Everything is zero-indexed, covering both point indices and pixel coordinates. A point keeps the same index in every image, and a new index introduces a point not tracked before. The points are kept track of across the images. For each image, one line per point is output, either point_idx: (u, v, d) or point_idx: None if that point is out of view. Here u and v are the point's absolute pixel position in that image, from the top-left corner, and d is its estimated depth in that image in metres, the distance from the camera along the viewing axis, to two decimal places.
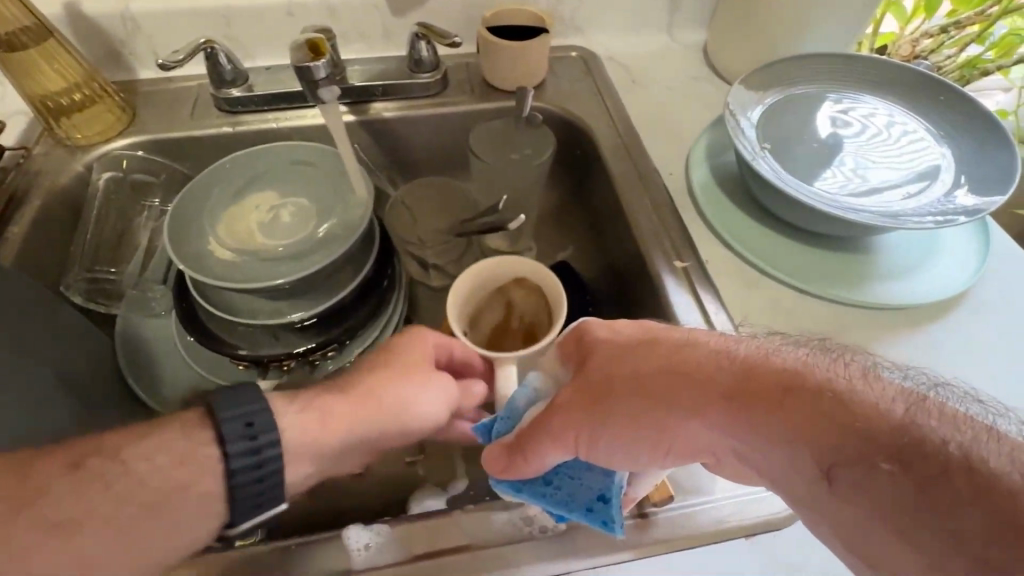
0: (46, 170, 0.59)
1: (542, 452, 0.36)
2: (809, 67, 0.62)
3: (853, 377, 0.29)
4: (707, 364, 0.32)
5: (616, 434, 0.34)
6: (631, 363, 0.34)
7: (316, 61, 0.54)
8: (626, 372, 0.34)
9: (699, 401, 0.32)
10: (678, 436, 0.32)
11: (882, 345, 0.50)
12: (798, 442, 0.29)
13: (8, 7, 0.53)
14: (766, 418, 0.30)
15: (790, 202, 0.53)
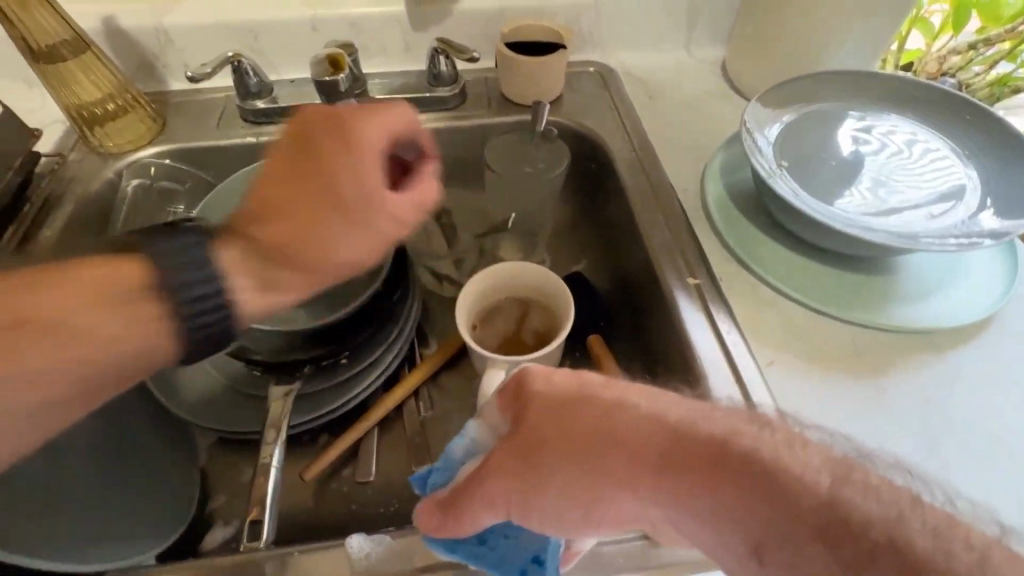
0: (78, 177, 0.61)
1: (478, 510, 0.34)
2: (830, 86, 0.61)
3: (777, 444, 0.29)
4: (635, 431, 0.32)
5: (548, 497, 0.33)
6: (551, 428, 0.33)
7: (336, 77, 0.56)
8: (559, 433, 0.33)
9: (629, 473, 0.31)
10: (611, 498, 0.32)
11: (880, 389, 0.47)
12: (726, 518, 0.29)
13: (46, 20, 0.56)
14: (693, 491, 0.29)
15: (807, 221, 0.52)
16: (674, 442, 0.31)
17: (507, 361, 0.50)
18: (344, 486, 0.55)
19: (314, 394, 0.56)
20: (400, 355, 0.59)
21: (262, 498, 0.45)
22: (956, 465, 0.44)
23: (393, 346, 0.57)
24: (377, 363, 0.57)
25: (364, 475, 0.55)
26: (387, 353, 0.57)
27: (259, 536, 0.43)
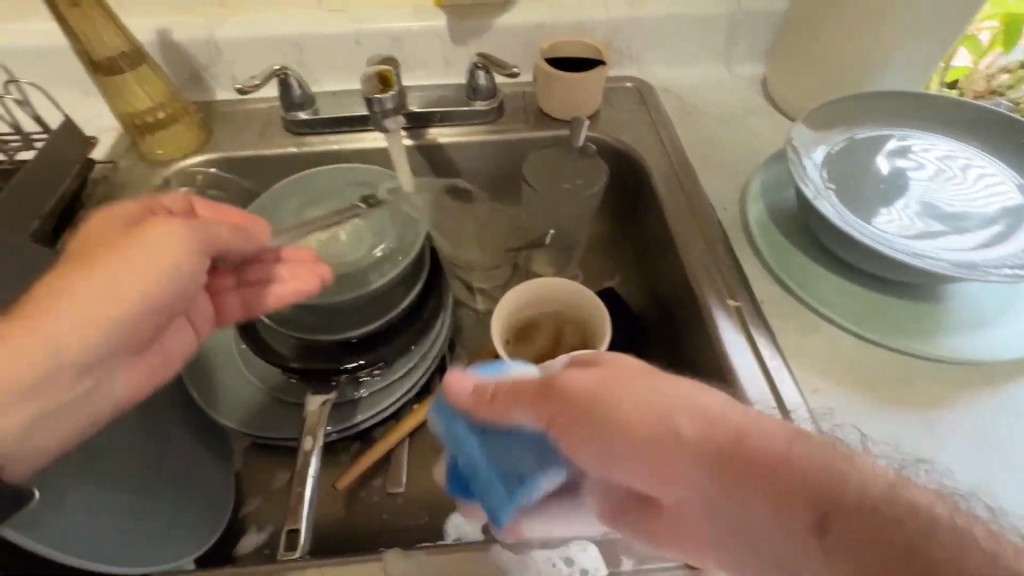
0: (129, 184, 0.63)
1: (520, 406, 0.33)
2: (879, 106, 0.60)
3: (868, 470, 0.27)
4: (718, 420, 0.29)
5: (593, 441, 0.30)
6: (634, 390, 0.31)
7: (384, 94, 0.57)
8: (637, 396, 0.30)
9: (707, 433, 0.28)
10: (665, 472, 0.29)
11: (927, 421, 0.46)
12: (793, 513, 0.26)
13: (110, 36, 0.58)
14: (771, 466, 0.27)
15: (856, 247, 0.51)
16: (766, 440, 0.28)
17: None
18: (373, 496, 0.55)
19: (349, 403, 0.57)
20: (432, 368, 0.59)
21: (298, 504, 0.45)
22: (1014, 503, 0.42)
23: (424, 359, 0.58)
24: (409, 375, 0.58)
25: (394, 486, 0.55)
26: (419, 366, 0.58)
27: (295, 546, 0.43)
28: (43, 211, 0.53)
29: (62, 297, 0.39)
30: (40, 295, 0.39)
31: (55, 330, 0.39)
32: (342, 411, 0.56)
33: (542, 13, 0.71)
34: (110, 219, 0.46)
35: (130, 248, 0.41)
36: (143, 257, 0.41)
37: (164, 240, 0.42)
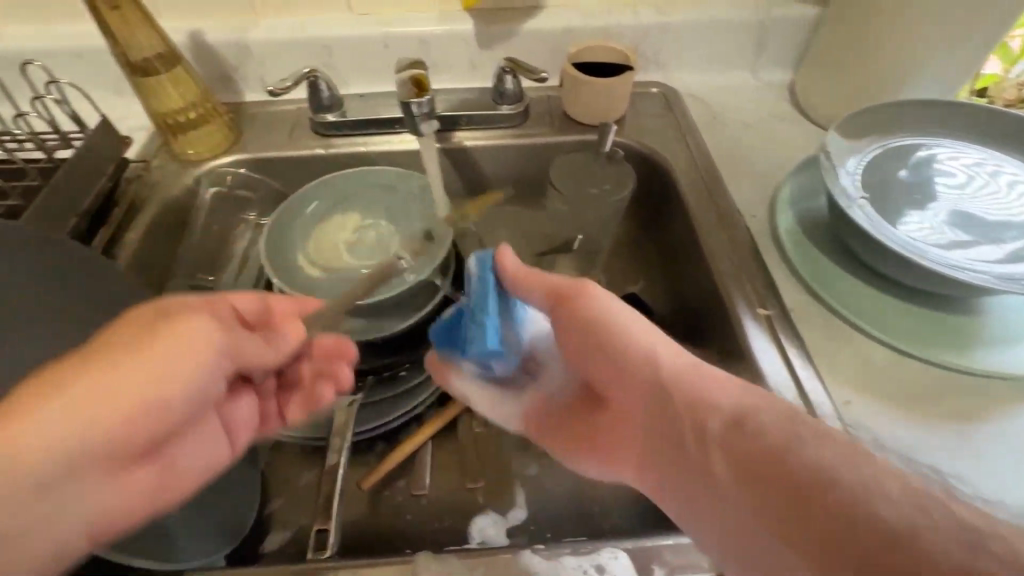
0: (160, 182, 0.64)
1: (539, 301, 0.44)
2: (911, 114, 0.59)
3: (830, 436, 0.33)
4: (683, 358, 0.40)
5: (581, 343, 0.43)
6: (637, 324, 0.42)
7: (420, 98, 0.58)
8: (635, 323, 0.42)
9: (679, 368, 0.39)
10: (623, 378, 0.41)
11: (964, 436, 0.45)
12: (710, 424, 0.37)
13: (145, 38, 0.59)
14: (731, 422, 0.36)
15: (891, 258, 0.50)
16: (718, 382, 0.38)
17: None
18: (396, 497, 0.55)
19: (374, 404, 0.57)
20: None
21: (328, 504, 0.46)
22: None
23: None
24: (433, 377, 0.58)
25: (418, 488, 0.55)
26: None
27: (325, 546, 0.44)
28: (79, 210, 0.54)
29: (65, 388, 0.33)
30: (44, 382, 0.33)
31: (45, 438, 0.31)
32: (367, 412, 0.56)
33: (570, 18, 0.71)
34: (173, 303, 0.39)
35: (177, 348, 0.36)
36: (186, 362, 0.37)
37: (212, 347, 0.38)
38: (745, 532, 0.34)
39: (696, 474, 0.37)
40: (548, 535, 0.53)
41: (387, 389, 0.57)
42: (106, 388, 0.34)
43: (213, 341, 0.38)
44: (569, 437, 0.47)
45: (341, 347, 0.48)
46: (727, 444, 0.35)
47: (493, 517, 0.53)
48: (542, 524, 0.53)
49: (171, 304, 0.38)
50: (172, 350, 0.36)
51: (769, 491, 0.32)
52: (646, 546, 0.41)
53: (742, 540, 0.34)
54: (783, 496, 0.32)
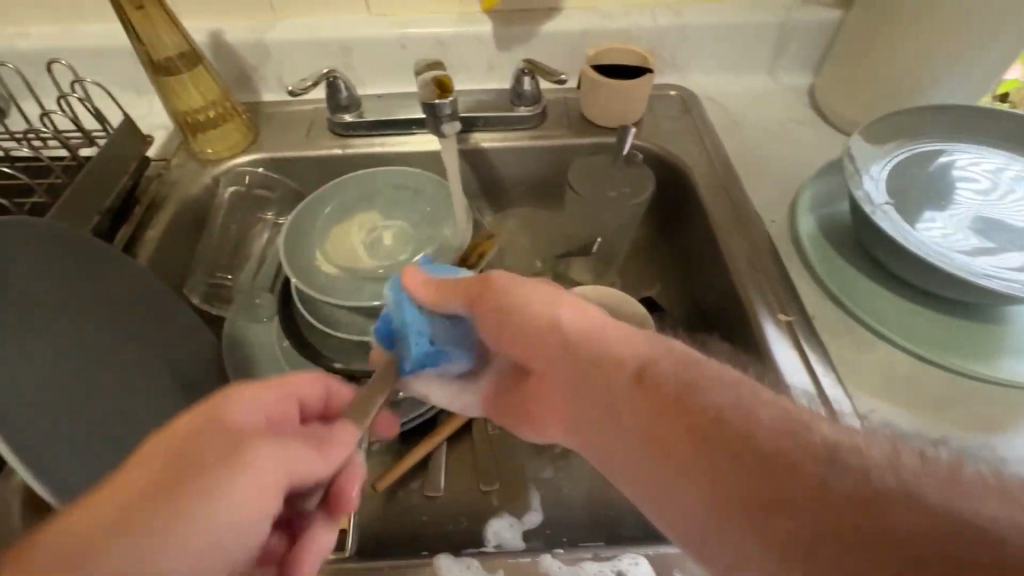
0: (179, 181, 0.65)
1: (456, 297, 0.41)
2: (936, 118, 0.58)
3: (726, 384, 0.32)
4: (587, 318, 0.38)
5: (499, 327, 0.40)
6: (540, 292, 0.39)
7: (444, 99, 0.58)
8: (537, 296, 0.39)
9: (625, 360, 0.35)
10: (540, 352, 0.39)
11: (991, 447, 0.44)
12: (620, 387, 0.35)
13: (168, 37, 0.59)
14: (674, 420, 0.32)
15: (917, 264, 0.49)
16: (627, 340, 0.36)
17: None
18: (411, 498, 0.54)
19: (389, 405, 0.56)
20: None
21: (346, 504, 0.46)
22: None
23: None
24: None
25: (433, 489, 0.54)
26: None
27: (343, 546, 0.44)
28: (101, 209, 0.55)
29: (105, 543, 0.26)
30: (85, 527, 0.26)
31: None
32: None
33: (588, 20, 0.71)
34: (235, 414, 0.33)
35: (242, 481, 0.30)
36: (243, 505, 0.29)
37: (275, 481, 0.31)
38: (659, 490, 0.32)
39: (611, 437, 0.35)
40: (564, 539, 0.52)
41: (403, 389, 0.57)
42: (162, 550, 0.26)
43: (278, 475, 0.31)
44: (504, 410, 0.46)
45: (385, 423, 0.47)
46: (638, 402, 0.33)
47: (509, 519, 0.53)
48: (558, 528, 0.53)
49: (236, 419, 0.32)
50: (239, 484, 0.29)
51: (679, 450, 0.31)
52: (668, 553, 0.41)
53: (664, 504, 0.32)
54: (698, 450, 0.30)
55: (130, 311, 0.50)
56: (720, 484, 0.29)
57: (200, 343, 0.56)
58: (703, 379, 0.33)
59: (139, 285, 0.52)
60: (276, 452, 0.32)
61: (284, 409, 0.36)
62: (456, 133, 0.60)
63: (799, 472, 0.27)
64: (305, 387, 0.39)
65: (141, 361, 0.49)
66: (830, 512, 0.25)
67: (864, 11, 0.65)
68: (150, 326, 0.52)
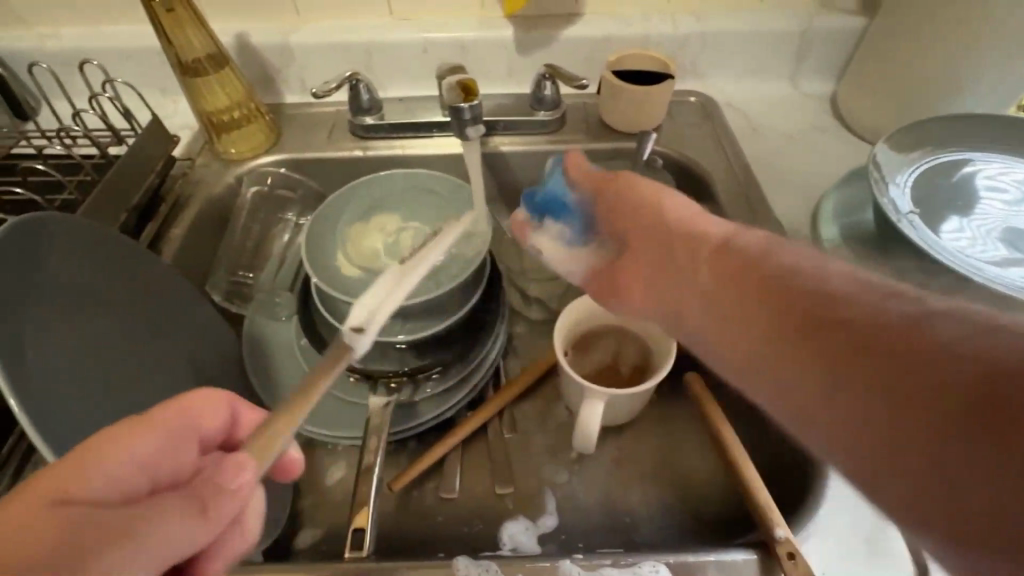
0: (203, 180, 0.66)
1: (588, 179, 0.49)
2: (963, 127, 0.58)
3: (810, 256, 0.35)
4: (684, 210, 0.43)
5: (617, 205, 0.46)
6: (648, 183, 0.46)
7: (469, 103, 0.59)
8: (648, 184, 0.45)
9: (696, 244, 0.40)
10: (651, 225, 0.44)
11: None
12: (701, 258, 0.39)
13: (197, 38, 0.61)
14: (759, 282, 0.35)
15: (944, 274, 0.48)
16: (710, 224, 0.41)
17: (606, 393, 0.51)
18: (426, 498, 0.54)
19: (406, 406, 0.56)
20: (488, 375, 0.59)
21: (364, 503, 0.46)
22: None
23: (481, 366, 0.59)
24: (465, 381, 0.58)
25: (448, 491, 0.54)
26: (475, 373, 0.58)
27: (361, 545, 0.44)
28: (129, 206, 0.56)
29: None
30: None
31: None
32: (400, 412, 0.56)
33: (609, 26, 0.71)
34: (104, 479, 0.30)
35: (128, 558, 0.27)
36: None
37: (161, 553, 0.29)
38: (737, 346, 0.35)
39: (685, 299, 0.40)
40: (580, 544, 0.52)
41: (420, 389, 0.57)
42: None
43: (166, 545, 0.29)
44: (598, 290, 0.49)
45: (289, 464, 0.43)
46: (714, 269, 0.38)
47: (525, 523, 0.53)
48: (573, 534, 0.53)
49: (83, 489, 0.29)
50: (111, 569, 0.27)
51: (756, 307, 0.34)
52: (687, 561, 0.41)
53: (729, 347, 0.36)
54: (771, 304, 0.34)
55: (155, 308, 0.51)
56: (781, 326, 0.32)
57: (221, 340, 0.57)
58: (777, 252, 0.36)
59: (162, 280, 0.52)
60: (160, 518, 0.29)
61: (173, 453, 0.34)
62: (480, 137, 0.61)
63: (851, 317, 0.29)
64: (200, 413, 0.37)
65: (164, 357, 0.50)
66: (865, 335, 0.28)
67: (889, 18, 0.64)
68: (173, 322, 0.52)
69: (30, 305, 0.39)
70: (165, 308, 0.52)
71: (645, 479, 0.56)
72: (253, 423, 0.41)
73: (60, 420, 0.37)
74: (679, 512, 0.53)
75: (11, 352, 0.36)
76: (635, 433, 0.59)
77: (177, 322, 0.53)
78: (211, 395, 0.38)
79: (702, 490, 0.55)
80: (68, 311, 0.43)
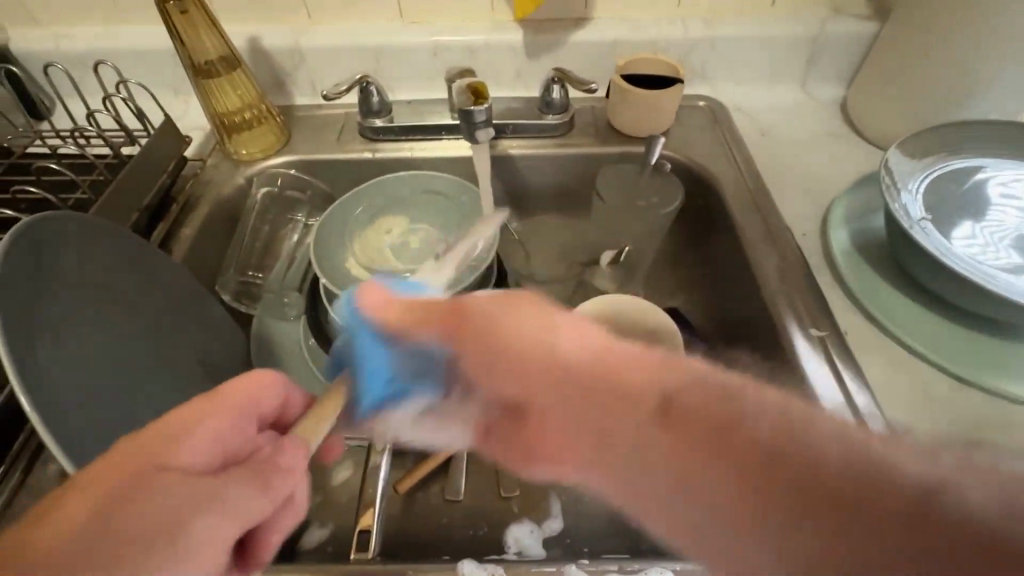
0: (214, 181, 0.66)
1: (425, 326, 0.32)
2: (976, 134, 0.57)
3: (761, 408, 0.25)
4: (588, 339, 0.29)
5: (474, 350, 0.30)
6: (526, 314, 0.29)
7: (479, 106, 0.59)
8: (520, 325, 0.29)
9: (537, 378, 0.28)
10: (542, 373, 0.28)
11: None
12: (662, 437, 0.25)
13: (210, 40, 0.61)
14: (744, 499, 0.24)
15: (959, 281, 0.48)
16: (539, 324, 0.29)
17: None
18: (432, 500, 0.55)
19: None
20: None
21: (371, 505, 0.47)
22: None
23: None
24: None
25: (454, 493, 0.54)
26: None
27: (367, 547, 0.44)
28: (141, 206, 0.56)
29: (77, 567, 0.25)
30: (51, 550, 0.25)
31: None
32: None
33: (619, 30, 0.71)
34: (184, 454, 0.31)
35: (215, 527, 0.29)
36: (209, 551, 0.29)
37: (239, 520, 0.30)
38: (715, 554, 0.25)
39: (633, 489, 0.27)
40: (585, 549, 0.52)
41: None
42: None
43: (241, 513, 0.30)
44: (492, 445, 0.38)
45: (330, 445, 0.48)
46: (686, 465, 0.25)
47: (531, 526, 0.53)
48: (578, 538, 0.53)
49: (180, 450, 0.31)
50: (200, 530, 0.29)
51: (740, 506, 0.24)
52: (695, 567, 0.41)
53: (712, 557, 0.26)
54: (762, 495, 0.24)
55: (167, 307, 0.51)
56: (805, 545, 0.23)
57: (231, 339, 0.57)
58: (716, 385, 0.26)
59: (172, 279, 0.53)
60: (234, 489, 0.31)
61: (238, 430, 0.34)
62: (489, 140, 0.61)
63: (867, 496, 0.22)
64: (257, 395, 0.37)
65: (175, 356, 0.50)
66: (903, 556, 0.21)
67: (901, 24, 0.64)
68: (184, 322, 0.53)
69: (48, 303, 0.40)
70: (175, 307, 0.52)
71: None
72: (300, 407, 0.41)
73: (74, 416, 0.37)
74: None
75: (27, 349, 0.36)
76: None
77: (187, 321, 0.53)
78: (260, 377, 0.38)
79: None
80: (83, 308, 0.43)
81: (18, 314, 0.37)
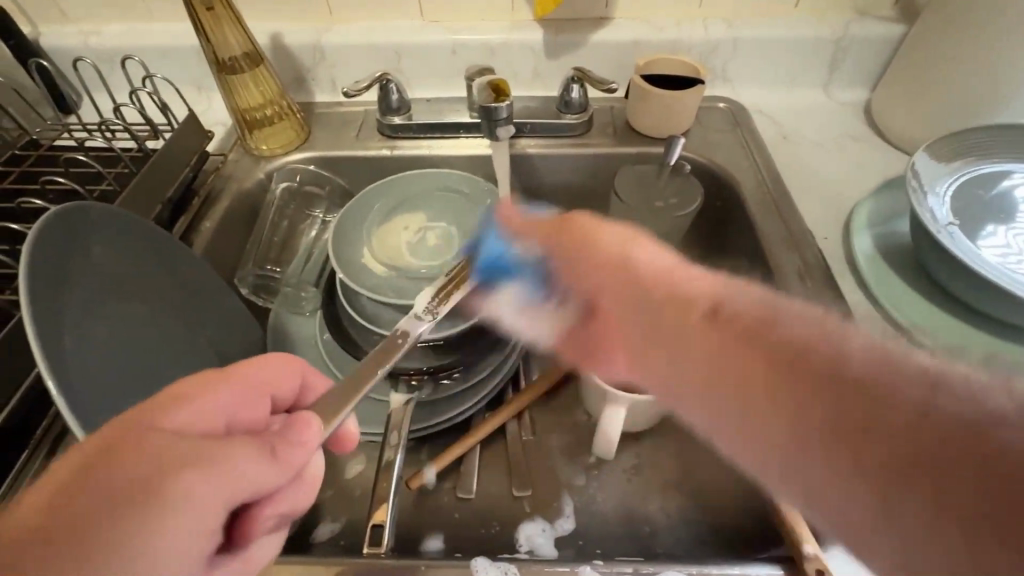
0: (235, 175, 0.67)
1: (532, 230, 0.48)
2: (1007, 138, 0.56)
3: (799, 318, 0.34)
4: (660, 259, 0.39)
5: (568, 246, 0.43)
6: (614, 235, 0.41)
7: (499, 104, 0.59)
8: (615, 239, 0.40)
9: (612, 283, 0.40)
10: (602, 280, 0.41)
11: None
12: (691, 324, 0.36)
13: (233, 36, 0.62)
14: (739, 351, 0.34)
15: (989, 287, 0.47)
16: (649, 252, 0.40)
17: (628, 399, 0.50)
18: (443, 497, 0.54)
19: (427, 403, 0.56)
20: (508, 375, 0.59)
21: (384, 500, 0.47)
22: None
23: (502, 367, 0.58)
24: (486, 380, 0.58)
25: (465, 491, 0.54)
26: (496, 373, 0.58)
27: (380, 541, 0.45)
28: (164, 198, 0.57)
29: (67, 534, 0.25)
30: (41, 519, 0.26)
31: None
32: (421, 411, 0.56)
33: (639, 30, 0.71)
34: (192, 411, 0.31)
35: (201, 490, 0.28)
36: (193, 513, 0.27)
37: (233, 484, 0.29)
38: (742, 428, 0.34)
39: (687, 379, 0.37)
40: (598, 550, 0.51)
41: (439, 390, 0.56)
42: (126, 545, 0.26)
43: (235, 477, 0.29)
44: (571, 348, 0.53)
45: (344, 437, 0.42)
46: (709, 335, 0.35)
47: (543, 525, 0.53)
48: (589, 539, 0.52)
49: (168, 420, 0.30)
50: (195, 490, 0.28)
51: (763, 378, 0.33)
52: (709, 573, 0.40)
53: (740, 433, 0.34)
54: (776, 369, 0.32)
55: (187, 297, 0.52)
56: (821, 432, 0.30)
57: (248, 332, 0.58)
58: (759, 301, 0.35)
59: (193, 271, 0.54)
60: (236, 454, 0.30)
61: (247, 406, 0.34)
62: (508, 138, 0.61)
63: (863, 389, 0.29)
64: (274, 374, 0.38)
65: (194, 346, 0.51)
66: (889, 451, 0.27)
67: (929, 26, 0.62)
68: (203, 312, 0.53)
69: (73, 289, 0.40)
70: (197, 299, 0.53)
71: (664, 488, 0.55)
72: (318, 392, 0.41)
73: (98, 401, 0.38)
74: (698, 522, 0.53)
75: (54, 335, 0.37)
76: (654, 441, 0.58)
77: (205, 313, 0.54)
78: (277, 358, 0.38)
79: (724, 500, 0.54)
80: (110, 297, 0.44)
81: (47, 300, 0.37)
